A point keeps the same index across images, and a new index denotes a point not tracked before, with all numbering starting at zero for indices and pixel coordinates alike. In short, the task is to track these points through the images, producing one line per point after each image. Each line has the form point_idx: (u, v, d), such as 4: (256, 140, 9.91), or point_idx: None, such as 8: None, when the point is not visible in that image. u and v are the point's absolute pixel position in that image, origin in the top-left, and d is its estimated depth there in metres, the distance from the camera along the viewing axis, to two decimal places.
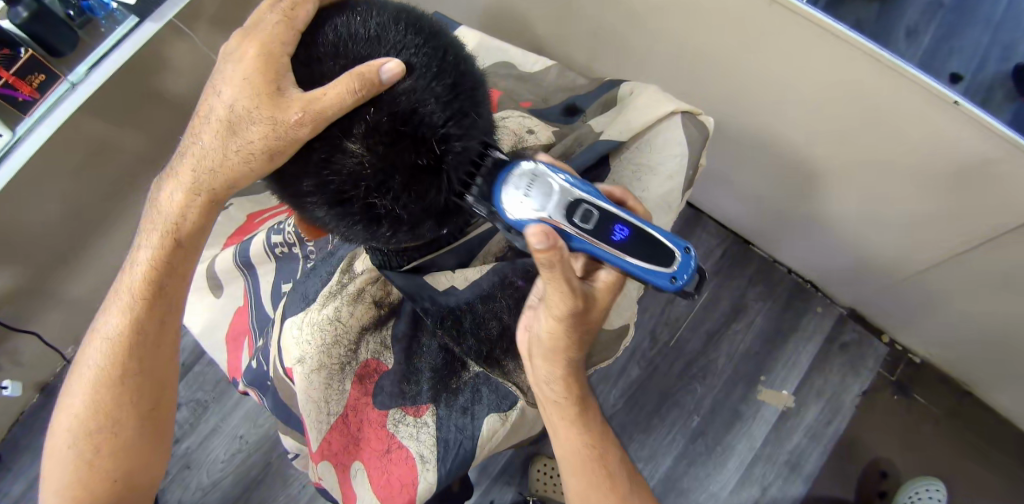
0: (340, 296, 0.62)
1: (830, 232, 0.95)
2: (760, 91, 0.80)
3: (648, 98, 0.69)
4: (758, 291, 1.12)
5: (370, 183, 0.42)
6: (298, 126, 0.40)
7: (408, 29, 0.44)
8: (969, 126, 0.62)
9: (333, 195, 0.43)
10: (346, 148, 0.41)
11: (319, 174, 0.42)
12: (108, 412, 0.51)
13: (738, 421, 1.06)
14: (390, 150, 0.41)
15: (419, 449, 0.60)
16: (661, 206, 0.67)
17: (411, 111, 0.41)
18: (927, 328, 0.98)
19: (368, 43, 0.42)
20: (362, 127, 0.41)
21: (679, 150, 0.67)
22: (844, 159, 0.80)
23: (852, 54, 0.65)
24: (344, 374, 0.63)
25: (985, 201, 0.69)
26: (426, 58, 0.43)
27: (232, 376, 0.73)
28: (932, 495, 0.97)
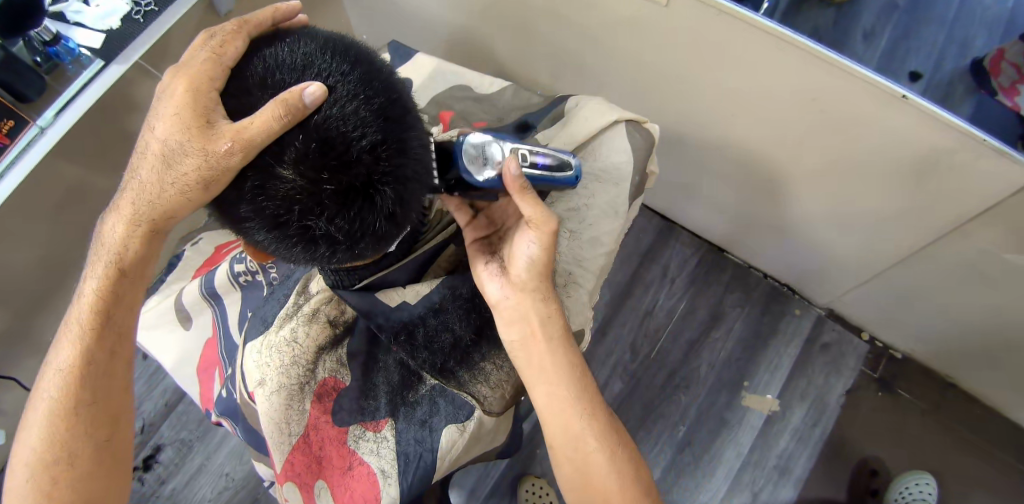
0: (296, 317, 0.64)
1: (800, 233, 0.97)
2: (716, 101, 0.83)
3: (590, 111, 0.71)
4: (736, 297, 1.14)
5: (302, 206, 0.43)
6: (230, 154, 0.43)
7: (335, 58, 0.46)
8: (922, 120, 0.65)
9: (271, 219, 0.44)
10: (277, 174, 0.43)
11: (252, 200, 0.44)
12: (63, 444, 0.51)
13: (725, 428, 1.06)
14: (318, 173, 0.43)
15: (381, 464, 0.61)
16: (609, 211, 0.69)
17: (339, 138, 0.43)
18: (904, 323, 0.99)
19: (293, 73, 0.44)
20: (291, 153, 0.43)
21: (622, 156, 0.69)
22: (804, 162, 0.83)
23: (801, 58, 0.68)
24: (303, 394, 0.62)
25: (943, 192, 0.71)
26: (353, 86, 0.44)
27: (206, 407, 0.72)
28: (923, 489, 0.97)
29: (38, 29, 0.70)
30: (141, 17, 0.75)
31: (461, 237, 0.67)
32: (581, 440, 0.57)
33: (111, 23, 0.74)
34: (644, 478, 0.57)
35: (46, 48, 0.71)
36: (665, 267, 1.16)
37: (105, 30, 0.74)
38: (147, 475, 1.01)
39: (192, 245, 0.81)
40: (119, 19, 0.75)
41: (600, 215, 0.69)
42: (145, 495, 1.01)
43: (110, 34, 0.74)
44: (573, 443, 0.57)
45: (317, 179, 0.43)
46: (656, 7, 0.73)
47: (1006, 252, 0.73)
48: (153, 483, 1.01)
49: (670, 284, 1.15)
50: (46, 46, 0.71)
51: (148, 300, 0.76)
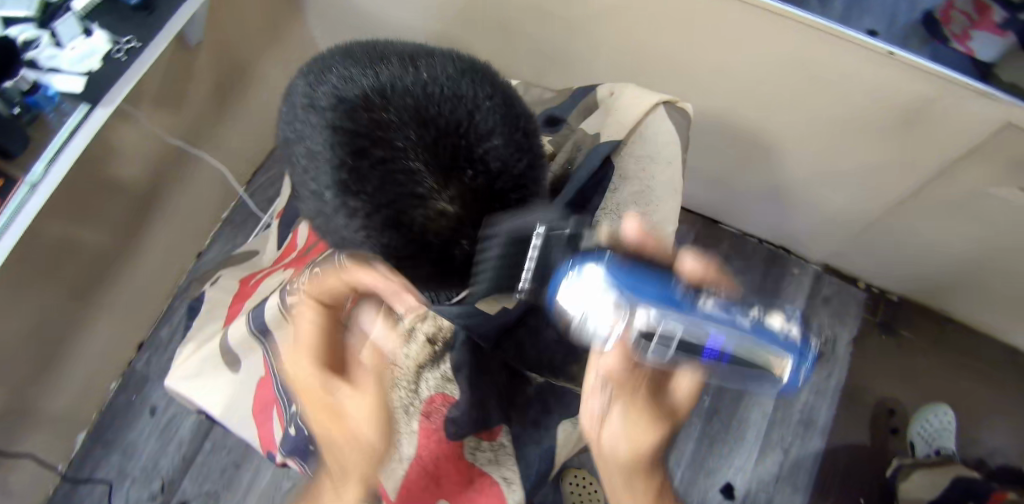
0: (398, 342, 0.64)
1: (791, 194, 1.00)
2: (703, 79, 0.85)
3: (631, 94, 0.65)
4: (735, 265, 1.17)
5: (471, 241, 0.37)
6: (385, 187, 0.34)
7: (470, 81, 0.40)
8: (908, 72, 0.68)
9: (433, 258, 0.36)
10: (443, 207, 0.35)
11: (409, 237, 0.35)
12: (346, 468, 0.52)
13: (746, 393, 1.09)
14: (487, 207, 0.38)
15: (502, 472, 0.68)
16: (671, 190, 0.63)
17: (502, 168, 0.38)
18: (898, 267, 1.04)
19: (431, 97, 0.37)
20: (455, 185, 0.36)
21: (672, 136, 0.64)
22: (794, 126, 0.85)
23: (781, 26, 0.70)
24: (410, 415, 0.66)
25: (934, 138, 0.74)
26: (497, 111, 0.39)
27: (265, 449, 0.71)
28: (943, 419, 1.02)
29: (15, 79, 0.66)
30: (123, 56, 0.70)
31: None
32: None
33: (91, 64, 0.68)
34: None
35: (25, 98, 0.67)
36: None
37: (85, 72, 0.68)
38: None
39: (212, 286, 0.82)
40: (99, 59, 0.69)
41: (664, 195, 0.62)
42: None
43: (92, 76, 0.68)
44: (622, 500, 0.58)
45: (486, 215, 0.37)
46: None
47: (993, 186, 0.77)
48: None
49: None
50: (25, 97, 0.67)
51: (181, 352, 0.73)
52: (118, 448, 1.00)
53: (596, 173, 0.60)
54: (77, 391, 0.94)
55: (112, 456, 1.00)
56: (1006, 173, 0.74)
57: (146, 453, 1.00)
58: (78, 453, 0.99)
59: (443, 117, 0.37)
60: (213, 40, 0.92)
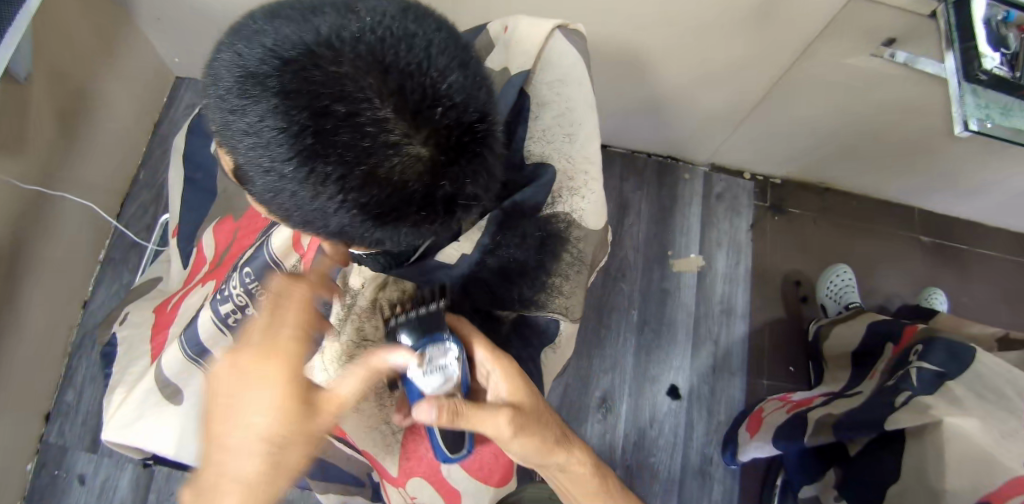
0: (354, 314, 0.63)
1: (669, 105, 1.06)
2: (574, 14, 0.86)
3: (528, 24, 0.61)
4: (631, 183, 1.24)
5: (449, 181, 0.37)
6: (352, 143, 0.34)
7: (414, 17, 0.38)
8: None
9: (415, 205, 0.37)
10: (416, 150, 0.35)
11: (385, 188, 0.35)
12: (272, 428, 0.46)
13: (668, 297, 1.17)
14: (458, 142, 0.37)
15: None
16: (590, 108, 0.62)
17: (465, 99, 0.37)
18: (773, 151, 1.16)
19: (376, 39, 0.35)
20: (422, 126, 0.35)
21: (576, 56, 0.62)
22: (666, 41, 0.90)
23: None
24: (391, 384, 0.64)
25: (790, 24, 0.81)
26: (445, 42, 0.38)
27: None
28: (844, 276, 1.15)
29: None
30: None
31: None
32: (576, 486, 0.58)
33: None
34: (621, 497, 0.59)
35: None
36: None
37: None
38: None
39: (121, 325, 0.76)
40: None
41: (585, 115, 0.62)
42: None
43: None
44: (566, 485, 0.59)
45: (458, 150, 0.37)
46: None
47: (846, 58, 0.86)
48: None
49: None
50: None
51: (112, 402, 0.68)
52: None
53: (515, 106, 0.59)
54: None
55: None
56: (858, 45, 0.82)
57: None
58: None
59: (394, 56, 0.35)
60: (37, 66, 0.78)
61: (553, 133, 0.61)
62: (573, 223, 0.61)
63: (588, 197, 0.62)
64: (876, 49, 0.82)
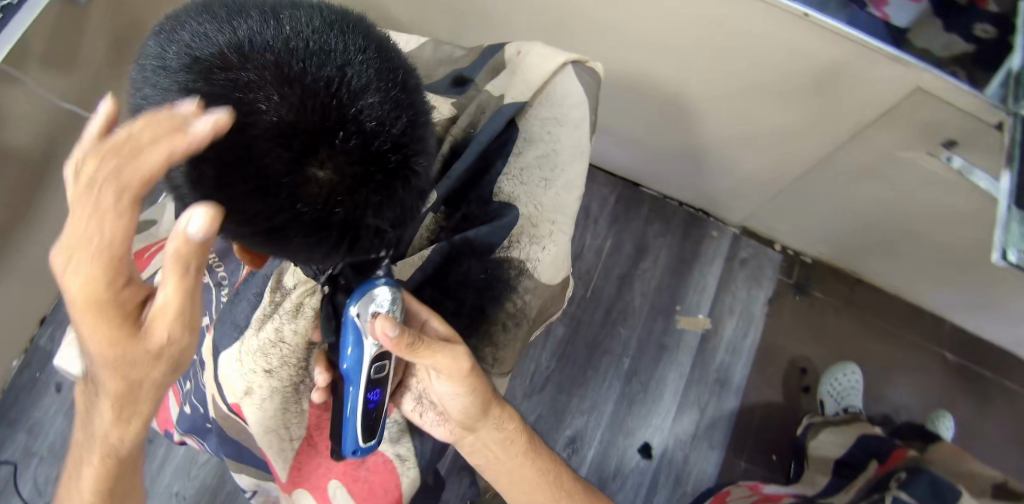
0: (277, 316, 0.56)
1: (708, 158, 1.02)
2: (627, 43, 0.85)
3: (537, 55, 0.64)
4: (656, 228, 1.20)
5: (348, 211, 0.35)
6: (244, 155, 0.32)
7: (345, 34, 0.36)
8: (822, 35, 0.69)
9: (306, 228, 0.34)
10: (313, 172, 0.33)
11: (273, 206, 0.33)
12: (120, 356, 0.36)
13: (665, 352, 1.13)
14: (363, 172, 0.34)
15: (395, 448, 0.62)
16: (576, 154, 0.61)
17: (378, 128, 0.34)
18: (809, 229, 1.10)
19: (292, 51, 0.33)
20: (323, 149, 0.33)
21: (579, 97, 0.63)
22: (716, 91, 0.86)
23: None
24: (299, 393, 0.60)
25: (847, 101, 0.77)
26: (372, 65, 0.36)
27: (165, 428, 0.72)
28: (851, 377, 1.09)
29: None
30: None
31: (439, 201, 0.59)
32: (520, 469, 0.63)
33: None
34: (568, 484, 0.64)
35: None
36: (587, 211, 1.19)
37: None
38: None
39: None
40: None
41: (569, 160, 0.61)
42: None
43: None
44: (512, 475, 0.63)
45: (362, 180, 0.34)
46: None
47: (900, 150, 0.81)
48: None
49: (593, 225, 1.19)
50: None
51: None
52: (19, 429, 0.94)
53: (497, 138, 0.61)
54: None
55: (15, 437, 0.93)
56: (915, 139, 0.77)
57: (45, 436, 0.94)
58: None
59: (306, 71, 0.33)
60: None
61: (530, 174, 0.60)
62: (527, 272, 0.58)
63: (549, 252, 0.59)
64: (934, 147, 0.76)
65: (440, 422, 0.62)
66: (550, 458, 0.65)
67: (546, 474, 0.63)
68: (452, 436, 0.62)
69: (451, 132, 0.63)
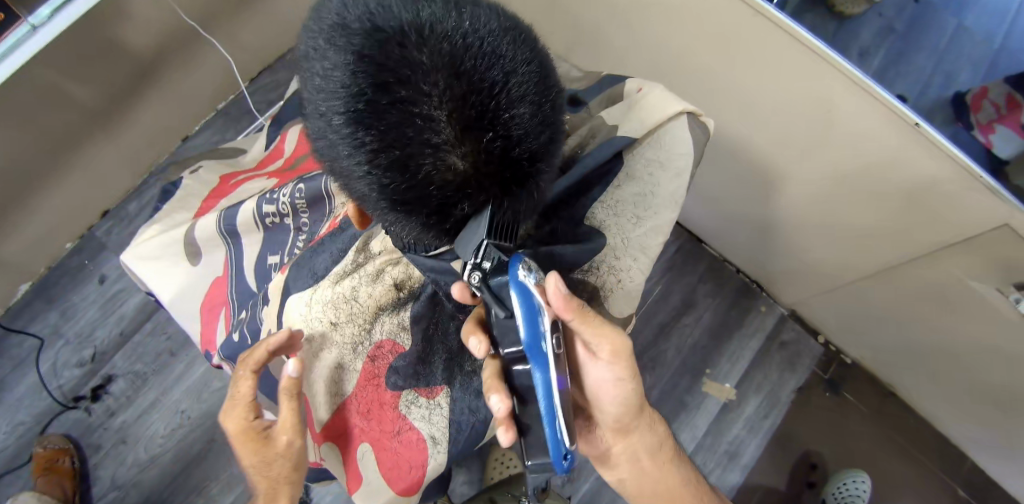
0: (356, 275, 0.61)
1: (777, 233, 1.01)
2: (729, 102, 0.85)
3: (657, 95, 0.63)
4: (707, 287, 1.19)
5: (470, 202, 0.38)
6: (399, 131, 0.34)
7: (515, 40, 0.38)
8: (926, 148, 0.67)
9: (430, 206, 0.37)
10: (455, 161, 0.35)
11: (409, 180, 0.36)
12: (258, 448, 0.56)
13: (683, 411, 1.11)
14: (496, 172, 0.37)
15: (431, 430, 0.60)
16: (672, 203, 0.62)
17: (523, 137, 0.37)
18: (859, 332, 1.06)
19: (468, 46, 0.35)
20: (470, 144, 0.36)
21: (687, 148, 0.61)
22: (807, 174, 0.85)
23: (814, 63, 0.69)
24: (356, 353, 0.61)
25: (934, 219, 0.74)
26: (532, 79, 0.37)
27: (204, 349, 0.70)
28: (859, 485, 1.04)
29: None
30: None
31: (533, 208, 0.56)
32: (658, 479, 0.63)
33: None
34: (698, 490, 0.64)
35: None
36: None
37: None
38: (96, 406, 0.97)
39: (190, 173, 0.82)
40: None
41: (663, 206, 0.62)
42: (93, 425, 0.96)
43: None
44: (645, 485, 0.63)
45: (492, 179, 0.37)
46: None
47: (971, 279, 0.77)
48: (101, 414, 0.97)
49: None
50: None
51: (146, 229, 0.72)
52: (55, 307, 0.99)
53: (600, 166, 0.61)
54: (31, 243, 0.93)
55: (49, 314, 0.99)
56: (991, 273, 0.74)
57: (83, 320, 0.99)
58: (18, 302, 0.98)
59: (475, 69, 0.35)
60: None
61: (624, 208, 0.62)
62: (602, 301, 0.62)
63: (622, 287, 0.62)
64: (1004, 284, 0.73)
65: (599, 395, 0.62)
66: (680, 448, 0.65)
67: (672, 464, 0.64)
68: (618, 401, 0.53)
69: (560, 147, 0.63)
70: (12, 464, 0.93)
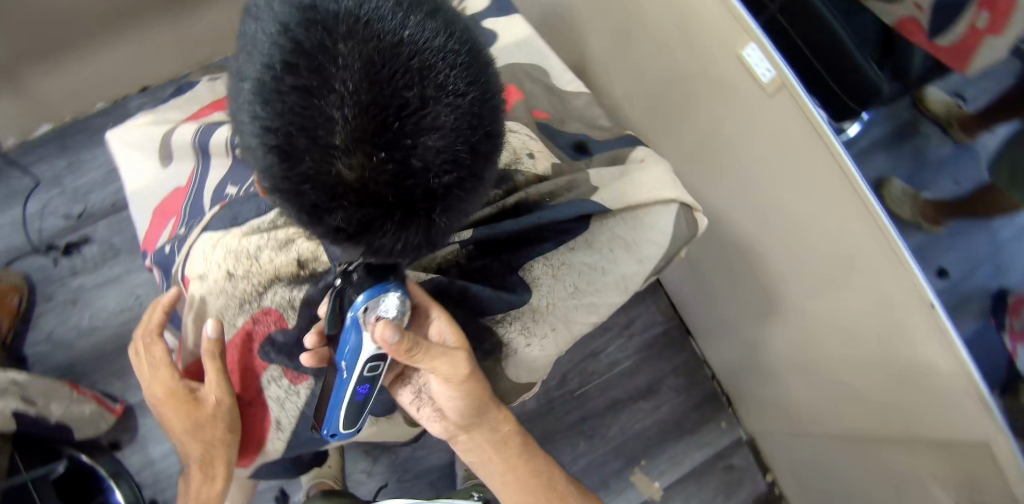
0: (269, 235, 0.55)
1: (760, 358, 0.96)
2: (757, 209, 0.80)
3: (653, 174, 0.62)
4: (677, 381, 1.14)
5: (346, 216, 0.30)
6: (288, 116, 0.28)
7: (460, 63, 0.30)
8: (935, 334, 0.63)
9: (302, 203, 0.30)
10: (338, 170, 0.28)
11: (286, 171, 0.29)
12: (188, 411, 0.56)
13: (602, 491, 1.08)
14: (380, 196, 0.29)
15: (279, 414, 0.60)
16: (619, 286, 0.61)
17: (423, 170, 0.29)
18: (807, 487, 1.01)
19: (397, 52, 0.28)
20: (359, 156, 0.28)
21: (661, 240, 0.60)
22: (805, 314, 0.81)
23: (856, 207, 0.65)
24: (241, 310, 0.56)
25: (916, 406, 0.70)
26: (465, 112, 0.30)
27: (145, 248, 0.68)
28: None
29: None
30: None
31: (471, 242, 0.59)
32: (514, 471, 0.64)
33: None
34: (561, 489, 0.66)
35: None
36: (630, 321, 1.15)
37: None
38: (63, 260, 0.99)
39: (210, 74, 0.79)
40: None
41: (609, 285, 0.61)
42: (53, 277, 0.98)
43: None
44: (503, 482, 0.64)
45: (373, 203, 0.30)
46: (760, 91, 0.70)
47: (938, 487, 0.72)
48: (64, 270, 0.99)
49: (626, 339, 1.15)
50: None
51: (142, 117, 0.70)
52: (65, 157, 1.02)
53: (564, 221, 0.60)
54: (69, 91, 0.96)
55: (58, 160, 1.01)
56: (955, 485, 0.69)
57: (85, 177, 1.02)
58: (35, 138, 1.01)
59: (396, 79, 0.28)
60: None
61: (569, 273, 0.60)
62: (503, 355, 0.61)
63: (530, 348, 0.61)
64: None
65: (435, 418, 0.62)
66: (544, 463, 0.66)
67: (541, 478, 0.65)
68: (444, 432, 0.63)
69: (530, 188, 0.62)
70: None
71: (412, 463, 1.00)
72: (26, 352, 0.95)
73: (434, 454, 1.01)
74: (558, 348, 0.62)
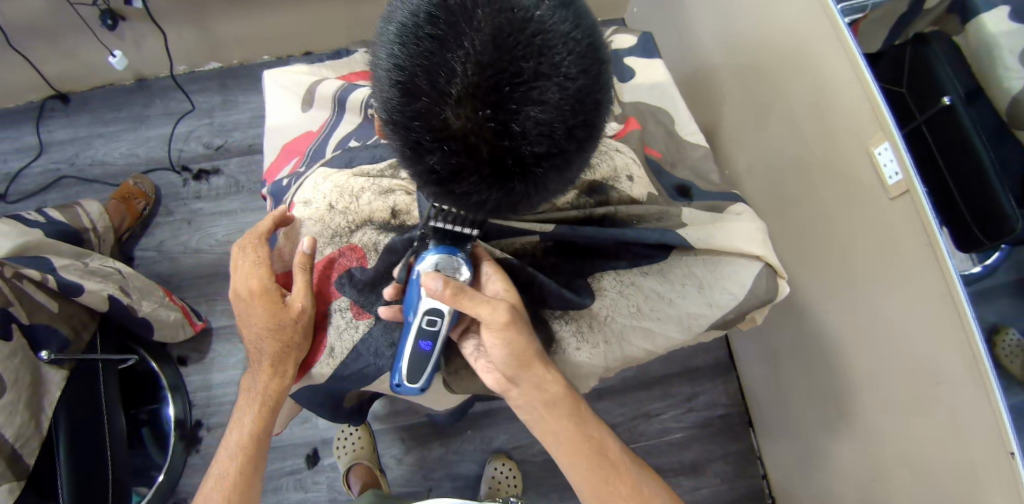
0: (373, 181, 0.61)
1: (814, 467, 0.89)
2: (840, 308, 0.76)
3: (744, 228, 0.61)
4: (724, 468, 1.08)
5: (441, 161, 0.35)
6: (420, 60, 0.34)
7: (579, 51, 0.34)
8: (1009, 486, 0.57)
9: (409, 140, 0.36)
10: (446, 116, 0.34)
11: (404, 105, 0.35)
12: (274, 311, 0.56)
13: None
14: (475, 149, 0.34)
15: (334, 344, 0.60)
16: (680, 323, 0.61)
17: (519, 135, 0.33)
18: None
19: (525, 26, 0.32)
20: (467, 109, 0.33)
21: (736, 292, 0.60)
22: (870, 430, 0.74)
23: (951, 328, 0.61)
24: (330, 241, 0.61)
25: None
26: (570, 95, 0.33)
27: (266, 176, 0.75)
28: None
29: None
30: None
31: (550, 239, 0.60)
32: (575, 456, 0.59)
33: None
34: (627, 474, 0.60)
35: None
36: (692, 394, 1.10)
37: None
38: (192, 183, 1.11)
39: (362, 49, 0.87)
40: None
41: (670, 319, 0.61)
42: (178, 194, 1.11)
43: None
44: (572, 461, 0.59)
45: (467, 154, 0.34)
46: (882, 192, 0.66)
47: None
48: (191, 191, 1.11)
49: (682, 409, 1.10)
50: None
51: (299, 66, 0.79)
52: (222, 95, 1.16)
53: (644, 247, 0.61)
54: (240, 38, 1.09)
55: (215, 96, 1.15)
56: None
57: (232, 116, 1.15)
58: (202, 72, 1.16)
59: (516, 49, 0.32)
60: None
61: (633, 296, 0.61)
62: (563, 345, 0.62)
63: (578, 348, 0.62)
64: None
65: (489, 369, 0.60)
66: (597, 432, 0.61)
67: (593, 444, 0.60)
68: (498, 385, 0.60)
69: (620, 206, 0.63)
70: (107, 178, 1.12)
71: (441, 464, 1.01)
72: (135, 253, 1.07)
73: (465, 463, 1.01)
74: (602, 364, 0.63)
